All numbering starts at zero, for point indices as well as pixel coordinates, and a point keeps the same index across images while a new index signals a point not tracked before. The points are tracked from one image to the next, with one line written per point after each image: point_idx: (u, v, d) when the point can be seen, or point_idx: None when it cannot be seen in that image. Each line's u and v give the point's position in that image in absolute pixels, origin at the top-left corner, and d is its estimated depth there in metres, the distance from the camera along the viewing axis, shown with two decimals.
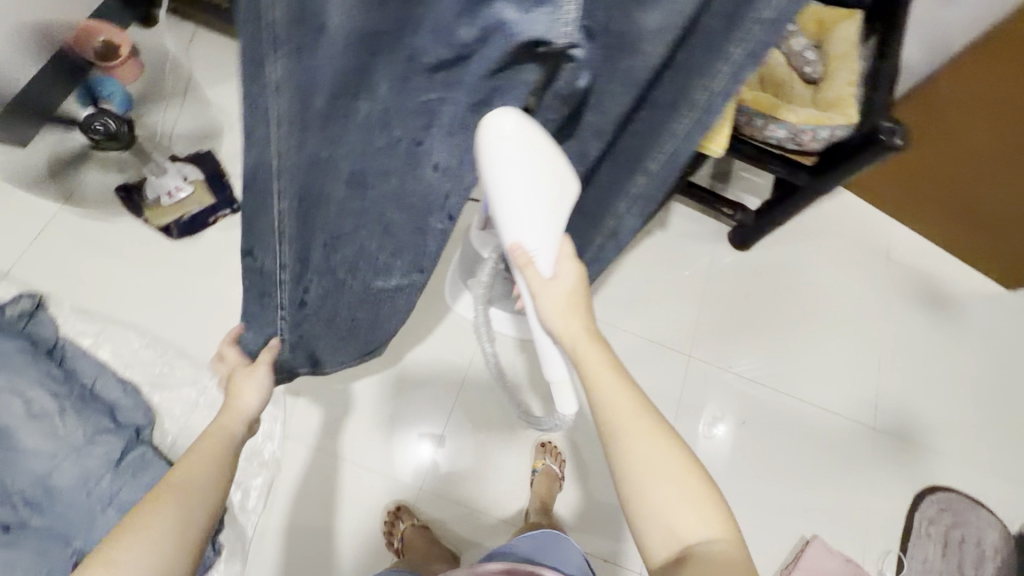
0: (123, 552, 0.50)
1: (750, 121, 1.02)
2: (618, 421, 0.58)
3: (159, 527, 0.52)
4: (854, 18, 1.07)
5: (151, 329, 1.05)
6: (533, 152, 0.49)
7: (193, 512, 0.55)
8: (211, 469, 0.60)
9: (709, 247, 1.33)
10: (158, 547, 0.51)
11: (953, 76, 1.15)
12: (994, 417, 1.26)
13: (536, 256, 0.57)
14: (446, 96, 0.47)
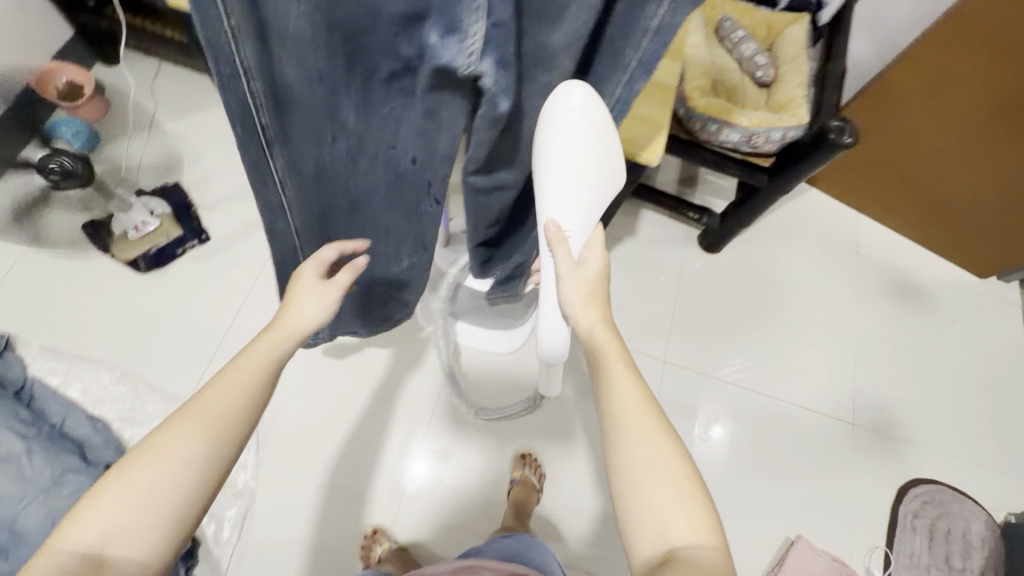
0: (142, 477, 0.47)
1: (704, 126, 1.03)
2: (619, 409, 0.55)
3: (179, 457, 0.48)
4: (803, 21, 1.10)
5: (122, 365, 1.05)
6: (588, 137, 0.53)
7: (218, 446, 0.50)
8: (249, 392, 0.54)
9: (680, 251, 1.35)
10: (175, 480, 0.47)
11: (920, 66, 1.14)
12: (970, 405, 1.27)
13: (570, 237, 0.62)
14: (404, 104, 0.49)
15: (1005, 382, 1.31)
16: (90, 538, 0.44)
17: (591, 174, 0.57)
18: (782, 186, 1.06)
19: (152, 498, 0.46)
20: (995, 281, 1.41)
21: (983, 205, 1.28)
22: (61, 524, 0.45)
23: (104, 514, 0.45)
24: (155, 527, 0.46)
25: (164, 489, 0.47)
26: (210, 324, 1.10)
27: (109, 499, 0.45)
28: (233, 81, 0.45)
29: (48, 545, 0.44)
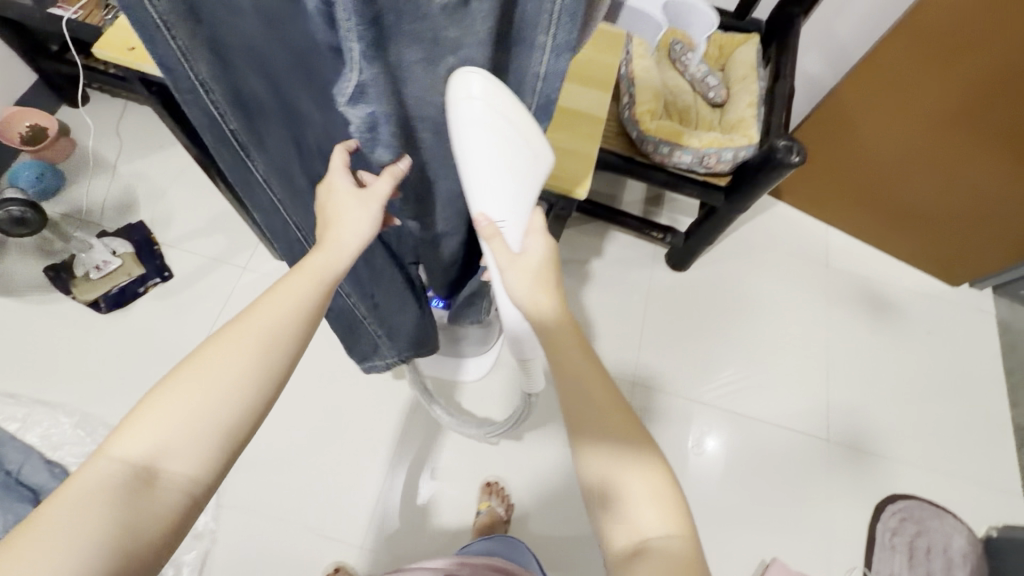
0: (195, 391, 0.40)
1: (657, 149, 1.04)
2: (580, 404, 0.50)
3: (235, 373, 0.42)
4: (752, 41, 1.11)
5: (81, 408, 1.04)
6: (499, 127, 0.42)
7: (275, 363, 0.44)
8: (310, 308, 0.47)
9: (647, 270, 1.37)
10: (228, 398, 0.41)
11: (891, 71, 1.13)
12: (946, 416, 1.27)
13: (505, 228, 0.52)
14: None
15: (979, 392, 1.31)
16: (142, 450, 0.38)
17: (515, 164, 0.46)
18: (740, 205, 1.06)
19: (204, 414, 0.40)
20: (966, 289, 1.42)
21: (948, 213, 1.28)
22: (112, 434, 0.39)
23: (157, 427, 0.39)
24: (210, 442, 0.40)
25: (218, 406, 0.41)
26: (172, 363, 1.09)
27: (162, 412, 0.40)
28: (194, 94, 0.41)
29: (98, 454, 0.39)
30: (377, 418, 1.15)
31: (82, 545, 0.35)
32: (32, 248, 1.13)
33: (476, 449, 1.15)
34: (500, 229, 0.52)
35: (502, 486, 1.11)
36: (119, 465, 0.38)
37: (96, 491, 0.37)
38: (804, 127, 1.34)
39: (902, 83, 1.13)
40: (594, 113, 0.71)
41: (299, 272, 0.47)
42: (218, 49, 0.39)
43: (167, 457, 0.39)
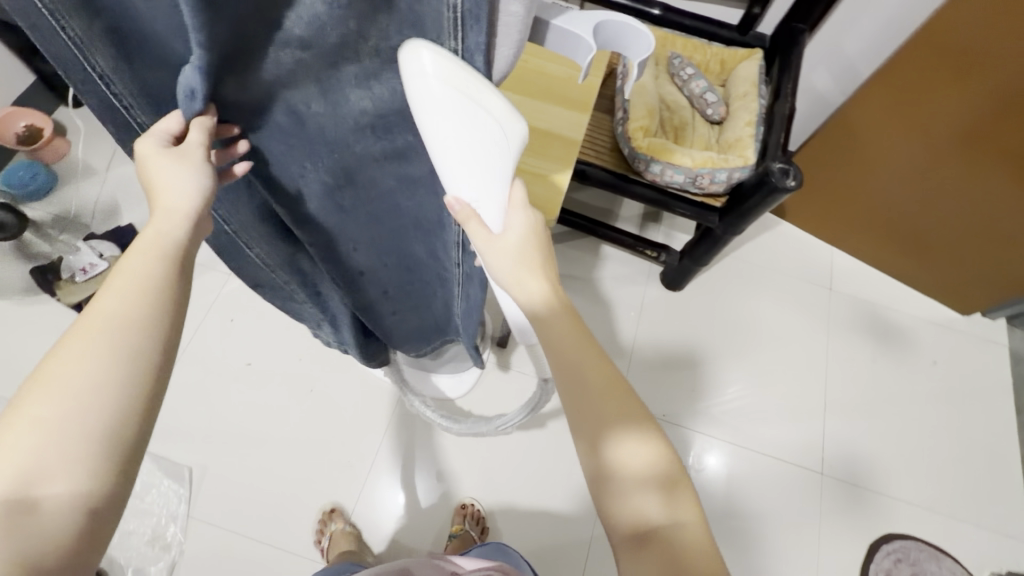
0: (48, 403, 0.32)
1: (647, 167, 1.00)
2: (585, 400, 0.44)
3: (93, 365, 0.33)
4: (755, 57, 1.07)
5: None
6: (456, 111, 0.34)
7: (147, 340, 0.35)
8: (173, 275, 0.38)
9: (640, 288, 1.34)
10: (97, 391, 0.33)
11: (911, 83, 1.05)
12: (950, 453, 1.22)
13: (480, 208, 0.43)
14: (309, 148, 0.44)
15: (987, 429, 1.25)
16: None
17: (482, 154, 0.38)
18: (734, 227, 1.02)
19: (70, 421, 0.32)
20: (979, 319, 1.36)
21: (955, 236, 1.22)
22: None
23: (13, 452, 0.31)
24: (91, 445, 0.32)
25: (84, 410, 0.32)
26: None
27: (12, 438, 0.31)
28: (95, 83, 0.34)
29: None
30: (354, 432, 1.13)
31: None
32: (17, 251, 1.15)
33: (455, 468, 1.13)
34: (477, 212, 0.44)
35: (479, 510, 1.08)
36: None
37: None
38: (809, 143, 1.29)
39: (906, 97, 1.07)
40: (570, 136, 0.69)
41: (139, 249, 0.38)
42: (135, 44, 0.33)
43: (37, 478, 0.31)
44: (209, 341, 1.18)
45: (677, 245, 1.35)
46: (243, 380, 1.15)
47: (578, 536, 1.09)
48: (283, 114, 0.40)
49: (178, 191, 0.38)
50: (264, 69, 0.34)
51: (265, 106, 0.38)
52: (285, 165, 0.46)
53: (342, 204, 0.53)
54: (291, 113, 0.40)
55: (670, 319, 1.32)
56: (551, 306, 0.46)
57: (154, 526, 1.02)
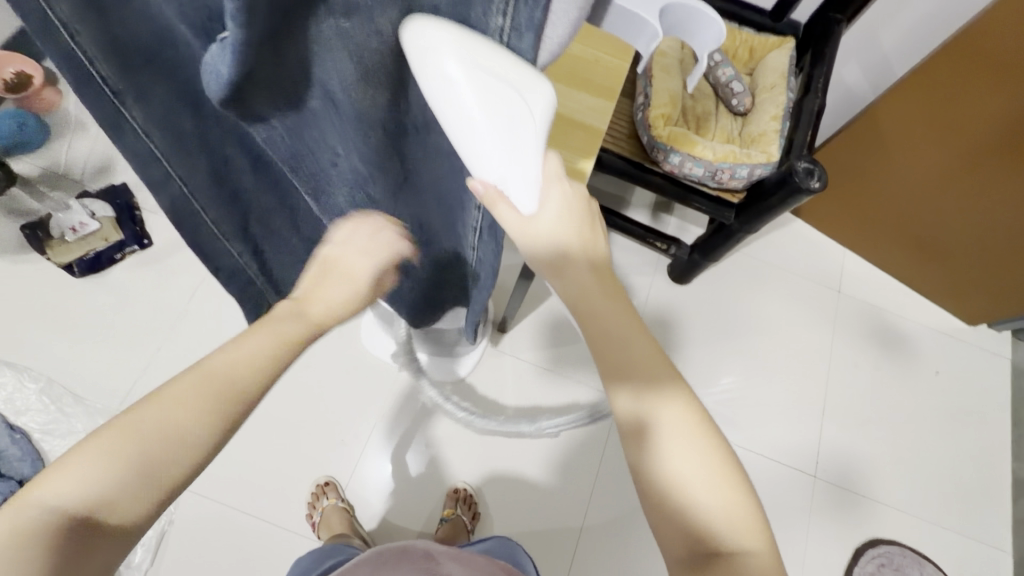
0: (141, 431, 0.35)
1: (666, 158, 0.96)
2: (614, 359, 0.43)
3: (194, 412, 0.37)
4: (786, 46, 1.01)
5: (47, 372, 1.07)
6: (470, 79, 0.31)
7: (243, 406, 0.40)
8: (281, 361, 0.44)
9: (647, 279, 1.31)
10: (187, 442, 0.37)
11: (956, 82, 0.99)
12: (941, 463, 1.22)
13: (507, 189, 0.41)
14: (337, 141, 0.41)
15: (981, 441, 1.25)
16: (67, 502, 0.33)
17: (507, 120, 0.35)
18: (751, 224, 0.98)
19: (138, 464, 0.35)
20: (984, 330, 1.34)
21: (975, 246, 1.19)
22: (45, 469, 0.34)
23: (83, 475, 0.33)
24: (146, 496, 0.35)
25: (173, 452, 0.36)
26: (144, 334, 1.12)
27: (93, 453, 0.34)
28: (56, 34, 0.31)
29: (26, 492, 0.33)
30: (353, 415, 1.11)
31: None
32: (5, 205, 1.12)
33: (451, 450, 1.12)
34: (504, 195, 0.41)
35: (471, 494, 1.08)
36: (33, 518, 0.32)
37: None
38: (841, 136, 1.23)
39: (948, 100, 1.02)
40: (593, 126, 0.65)
41: (271, 323, 0.45)
42: None
43: (108, 501, 0.34)
44: (204, 307, 1.15)
45: (688, 238, 1.32)
46: None
47: (568, 526, 1.09)
48: (319, 98, 0.35)
49: (330, 299, 0.49)
50: (303, 52, 0.29)
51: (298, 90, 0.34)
52: (316, 149, 0.43)
53: (372, 195, 0.51)
54: (329, 97, 0.35)
55: (672, 315, 1.29)
56: (563, 243, 0.44)
57: None
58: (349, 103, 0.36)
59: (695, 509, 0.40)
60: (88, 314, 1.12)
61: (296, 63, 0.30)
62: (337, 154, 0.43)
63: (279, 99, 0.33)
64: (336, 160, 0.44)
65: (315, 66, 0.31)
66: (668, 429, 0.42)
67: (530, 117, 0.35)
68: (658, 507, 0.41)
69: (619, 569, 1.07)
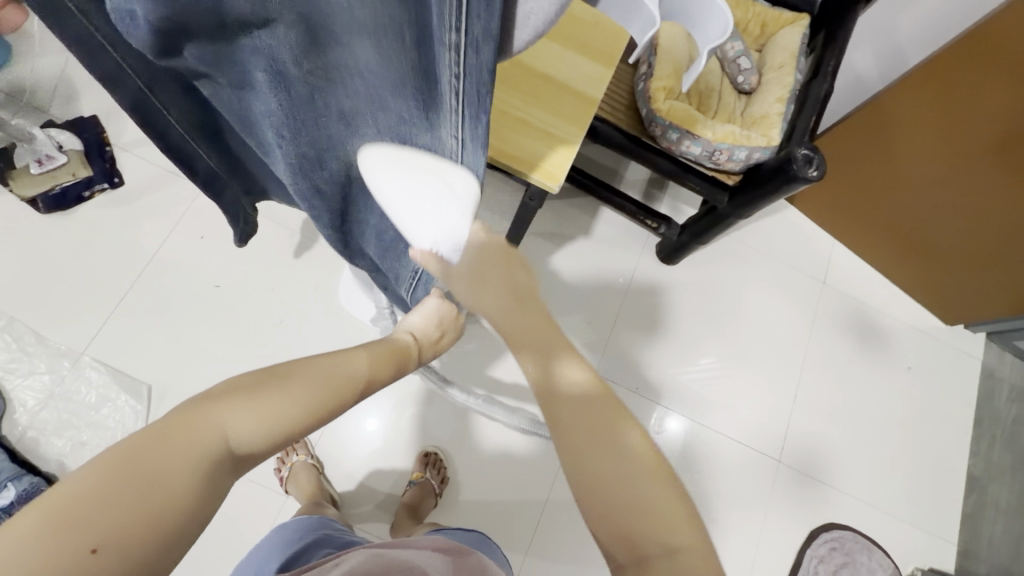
0: (289, 400, 0.44)
1: (665, 133, 0.93)
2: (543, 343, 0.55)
3: (320, 403, 0.46)
4: (799, 23, 0.96)
5: (9, 310, 1.04)
6: (405, 175, 0.44)
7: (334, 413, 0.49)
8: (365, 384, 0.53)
9: (634, 256, 1.30)
10: (302, 427, 0.45)
11: (977, 80, 0.94)
12: (901, 456, 1.26)
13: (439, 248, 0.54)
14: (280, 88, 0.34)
15: (943, 438, 1.28)
16: (230, 437, 0.39)
17: (438, 205, 0.47)
18: (743, 209, 0.96)
19: (279, 420, 0.42)
20: (960, 330, 1.36)
21: (963, 248, 1.18)
22: (219, 400, 0.40)
23: (249, 417, 0.41)
24: (265, 450, 0.42)
25: (296, 428, 0.44)
26: (109, 277, 1.08)
27: (255, 406, 0.41)
28: None
29: (202, 413, 0.39)
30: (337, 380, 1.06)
31: (129, 512, 0.32)
32: None
33: (426, 418, 1.12)
34: (435, 252, 0.55)
35: (440, 457, 1.09)
36: (203, 440, 0.37)
37: (178, 464, 0.35)
38: (838, 126, 1.22)
39: (938, 107, 1.02)
40: (589, 93, 0.62)
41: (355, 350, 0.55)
42: None
43: (248, 451, 0.40)
44: (175, 252, 1.11)
45: (679, 217, 1.30)
46: (207, 300, 1.10)
47: (534, 497, 1.11)
48: (263, 70, 0.32)
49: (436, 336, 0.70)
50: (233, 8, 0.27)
51: (241, 56, 0.31)
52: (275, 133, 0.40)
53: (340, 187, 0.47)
54: (275, 70, 0.32)
55: (654, 295, 1.29)
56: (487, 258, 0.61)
57: (109, 440, 1.01)
58: (299, 77, 0.33)
59: (630, 466, 0.44)
60: (53, 254, 1.08)
61: (229, 20, 0.27)
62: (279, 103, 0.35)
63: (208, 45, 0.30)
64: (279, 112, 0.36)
65: (246, 32, 0.29)
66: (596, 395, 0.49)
67: (454, 200, 0.46)
68: (595, 472, 0.44)
69: (579, 537, 1.09)
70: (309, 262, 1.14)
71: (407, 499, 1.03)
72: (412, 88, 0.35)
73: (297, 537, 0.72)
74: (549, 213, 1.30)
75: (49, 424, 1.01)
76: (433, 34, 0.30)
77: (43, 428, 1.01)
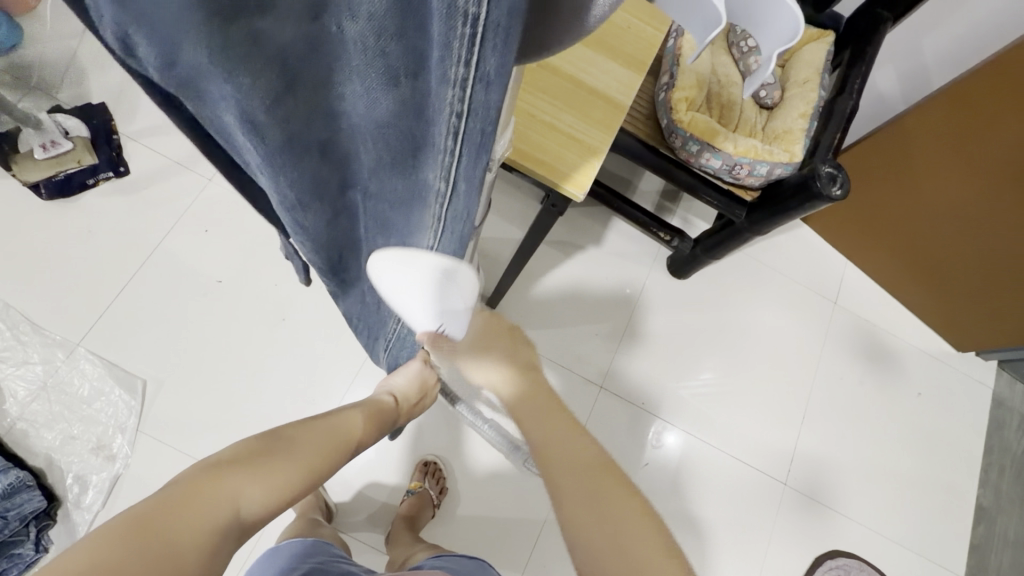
0: (288, 468, 0.49)
1: (685, 145, 0.91)
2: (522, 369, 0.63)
3: (312, 469, 0.52)
4: (825, 39, 0.94)
5: (5, 298, 1.02)
6: (408, 270, 0.43)
7: (320, 481, 0.54)
8: (347, 451, 0.59)
9: (644, 270, 1.28)
10: (298, 492, 0.50)
11: (1000, 114, 0.93)
12: (909, 483, 1.23)
13: (445, 328, 0.51)
14: (244, 131, 0.32)
15: (952, 467, 1.25)
16: (242, 504, 0.43)
17: (439, 294, 0.44)
18: (758, 226, 0.94)
19: (286, 485, 0.48)
20: (971, 357, 1.33)
21: (980, 275, 1.16)
22: (229, 471, 0.44)
23: (257, 486, 0.45)
24: (269, 516, 0.47)
25: (291, 494, 0.49)
26: (109, 267, 1.06)
27: (260, 474, 0.46)
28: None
29: (217, 483, 0.43)
30: (326, 392, 1.05)
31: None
32: None
33: (426, 426, 1.09)
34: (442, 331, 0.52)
35: (439, 467, 1.06)
36: (219, 508, 0.41)
37: (195, 532, 0.38)
38: (856, 146, 1.20)
39: (962, 135, 1.00)
40: (617, 100, 0.60)
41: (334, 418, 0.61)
42: None
43: (255, 516, 0.45)
44: (178, 246, 1.09)
45: (691, 231, 1.28)
46: (209, 295, 1.07)
47: (533, 514, 1.07)
48: (233, 113, 0.30)
49: (421, 394, 0.78)
50: (196, 55, 0.25)
51: (209, 98, 0.30)
52: (251, 166, 0.38)
53: (317, 229, 0.45)
54: (245, 117, 0.30)
55: (663, 310, 1.26)
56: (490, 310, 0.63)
57: (100, 436, 0.98)
58: (273, 127, 0.31)
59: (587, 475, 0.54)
60: (53, 242, 1.06)
61: (185, 63, 0.26)
62: (248, 143, 0.34)
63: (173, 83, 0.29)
64: (249, 149, 0.35)
65: (214, 76, 0.27)
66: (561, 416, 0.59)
67: (454, 291, 0.44)
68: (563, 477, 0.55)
69: None
70: None
71: (402, 514, 0.99)
72: (399, 142, 0.29)
73: (293, 566, 0.69)
74: (560, 222, 1.28)
75: (39, 417, 0.98)
76: (427, 75, 0.23)
77: (31, 422, 0.98)
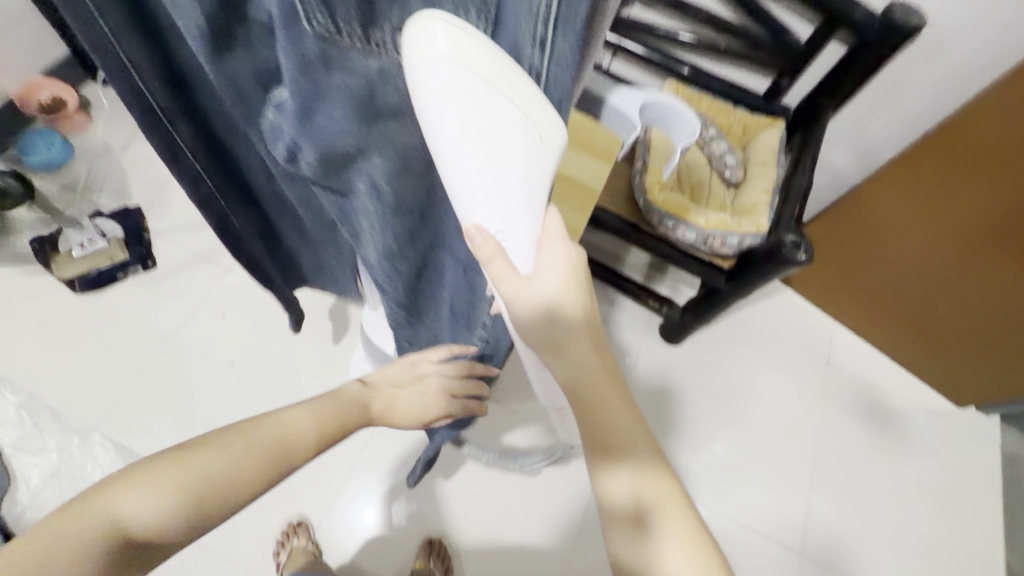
0: (199, 472, 0.44)
1: (661, 221, 1.00)
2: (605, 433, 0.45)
3: (233, 469, 0.46)
4: (777, 125, 1.07)
5: (29, 387, 1.07)
6: (481, 112, 0.33)
7: (265, 481, 0.48)
8: (314, 443, 0.53)
9: (639, 337, 1.33)
10: (222, 495, 0.45)
11: (962, 178, 1.03)
12: (929, 550, 1.19)
13: (506, 241, 0.41)
14: (367, 201, 0.42)
15: (972, 531, 1.22)
16: (121, 517, 0.41)
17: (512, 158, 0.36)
18: (741, 292, 1.02)
19: (191, 488, 0.43)
20: (973, 413, 1.34)
21: (965, 329, 1.21)
22: (115, 482, 0.42)
23: (142, 496, 0.42)
24: (177, 526, 0.43)
25: (208, 500, 0.44)
26: (129, 354, 1.12)
27: (150, 482, 0.42)
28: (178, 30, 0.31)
29: (93, 497, 0.41)
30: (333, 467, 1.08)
31: None
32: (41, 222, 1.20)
33: (430, 501, 1.09)
34: (502, 250, 0.41)
35: (444, 545, 1.04)
36: (87, 525, 0.39)
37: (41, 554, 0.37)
38: (824, 214, 1.30)
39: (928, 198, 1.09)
40: (591, 185, 0.70)
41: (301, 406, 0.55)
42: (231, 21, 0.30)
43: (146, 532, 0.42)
44: (196, 332, 1.16)
45: (680, 299, 1.35)
46: (222, 378, 1.12)
47: None
48: (365, 182, 0.40)
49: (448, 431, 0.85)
50: (347, 145, 0.35)
51: (347, 176, 0.39)
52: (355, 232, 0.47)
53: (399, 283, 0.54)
54: (371, 187, 0.40)
55: (660, 376, 1.30)
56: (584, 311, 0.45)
57: None
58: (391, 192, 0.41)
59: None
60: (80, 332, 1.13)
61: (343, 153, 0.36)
62: (368, 210, 0.43)
63: (326, 172, 0.38)
64: (367, 217, 0.44)
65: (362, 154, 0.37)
66: (658, 507, 0.45)
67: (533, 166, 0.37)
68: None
69: None
70: (324, 341, 1.17)
71: None
72: None
73: None
74: None
75: (48, 503, 0.99)
76: None
77: (40, 508, 0.99)
